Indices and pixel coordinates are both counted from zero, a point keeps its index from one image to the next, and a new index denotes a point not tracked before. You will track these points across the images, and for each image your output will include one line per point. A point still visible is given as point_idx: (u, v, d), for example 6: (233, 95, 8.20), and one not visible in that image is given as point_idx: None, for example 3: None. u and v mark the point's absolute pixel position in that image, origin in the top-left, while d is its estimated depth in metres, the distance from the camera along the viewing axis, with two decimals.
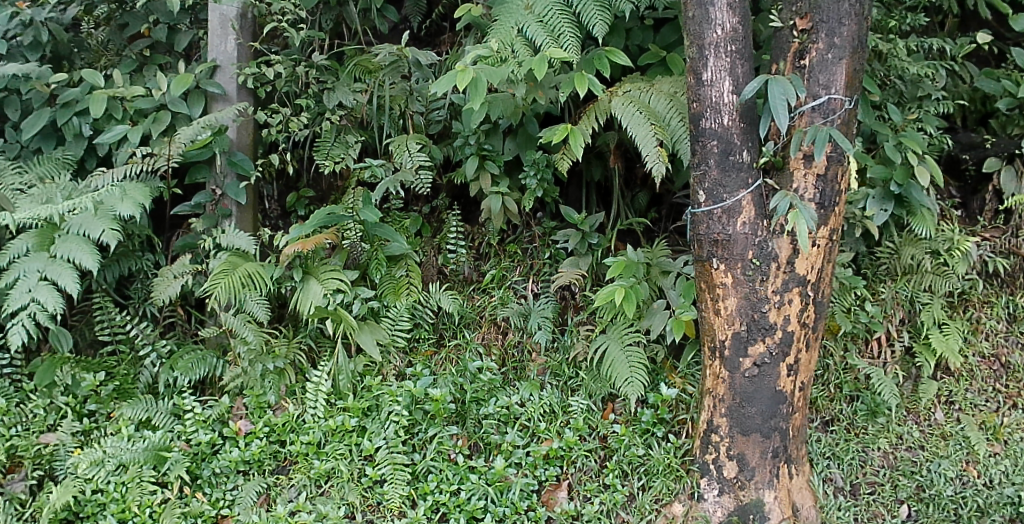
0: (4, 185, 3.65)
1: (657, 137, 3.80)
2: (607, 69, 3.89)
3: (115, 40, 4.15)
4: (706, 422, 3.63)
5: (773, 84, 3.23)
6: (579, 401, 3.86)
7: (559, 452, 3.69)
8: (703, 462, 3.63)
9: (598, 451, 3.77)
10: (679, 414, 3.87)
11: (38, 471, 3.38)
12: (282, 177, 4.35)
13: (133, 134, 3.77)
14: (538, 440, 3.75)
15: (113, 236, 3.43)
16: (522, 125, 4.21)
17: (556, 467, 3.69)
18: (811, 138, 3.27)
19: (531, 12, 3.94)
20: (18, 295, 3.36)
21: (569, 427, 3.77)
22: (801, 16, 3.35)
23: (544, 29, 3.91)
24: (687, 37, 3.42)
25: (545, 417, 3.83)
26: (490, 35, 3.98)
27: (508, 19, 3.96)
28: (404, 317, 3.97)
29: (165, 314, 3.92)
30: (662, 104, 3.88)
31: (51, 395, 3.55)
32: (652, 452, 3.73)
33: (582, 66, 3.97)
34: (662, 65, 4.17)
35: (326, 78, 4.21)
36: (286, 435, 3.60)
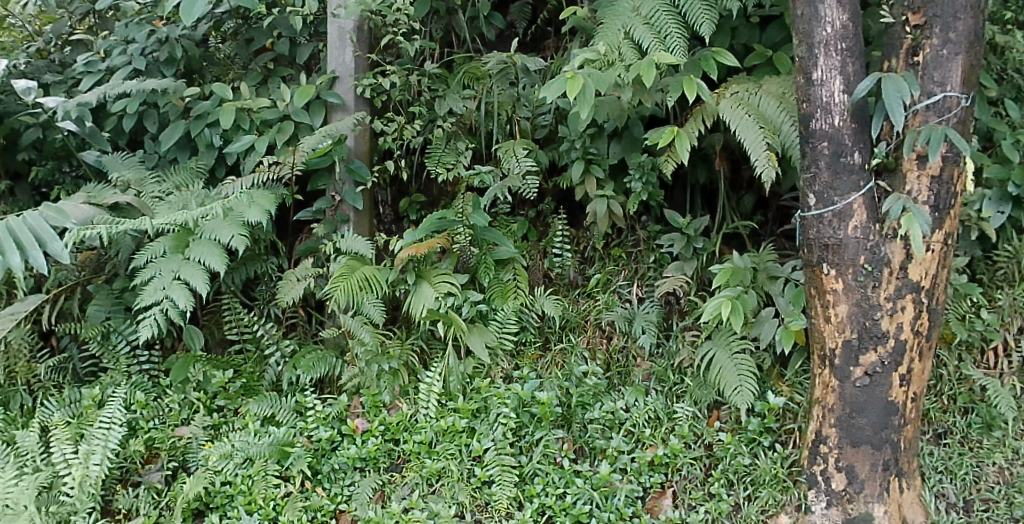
0: (145, 193, 3.85)
1: (766, 140, 3.74)
2: (714, 70, 3.85)
3: (243, 54, 4.36)
4: (815, 433, 3.53)
5: (886, 81, 3.12)
6: (685, 408, 3.83)
7: (665, 459, 3.66)
8: (811, 473, 3.53)
9: (704, 460, 3.72)
10: (787, 423, 3.77)
11: (172, 462, 3.54)
12: (394, 183, 4.47)
13: (259, 143, 3.97)
14: (643, 446, 3.74)
15: (242, 242, 3.60)
16: (628, 128, 4.21)
17: (662, 475, 3.66)
18: (924, 138, 3.14)
19: (639, 14, 3.95)
20: (152, 291, 3.51)
21: (674, 434, 3.75)
22: (913, 11, 3.23)
23: (651, 31, 3.90)
24: (796, 36, 3.34)
25: (651, 423, 3.81)
26: (597, 38, 3.99)
27: (615, 21, 3.98)
28: (511, 320, 4.01)
29: (289, 315, 4.09)
30: (772, 106, 3.80)
31: (184, 390, 3.74)
32: (758, 462, 3.65)
33: (688, 68, 3.96)
34: (769, 65, 4.08)
35: (438, 86, 4.36)
36: (399, 433, 3.70)
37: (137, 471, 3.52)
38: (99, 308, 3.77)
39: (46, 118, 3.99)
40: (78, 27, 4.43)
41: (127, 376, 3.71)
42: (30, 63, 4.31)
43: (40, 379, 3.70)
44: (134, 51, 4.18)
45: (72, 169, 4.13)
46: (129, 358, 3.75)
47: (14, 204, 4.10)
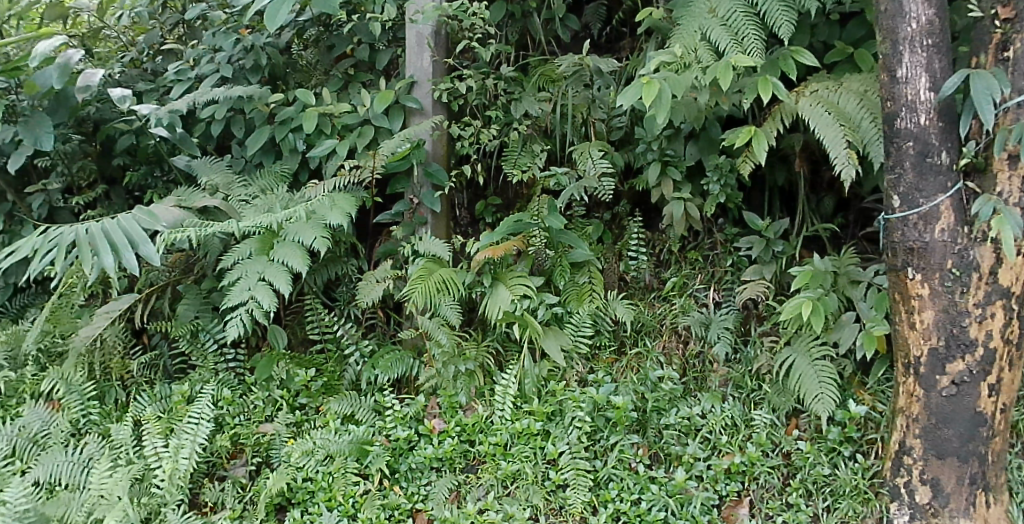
0: (233, 197, 3.98)
1: (847, 138, 3.63)
2: (793, 70, 3.76)
3: (324, 61, 4.45)
4: (898, 444, 3.41)
5: (976, 79, 3.01)
6: (763, 415, 3.76)
7: (742, 467, 3.59)
8: (893, 485, 3.42)
9: (782, 469, 3.63)
10: (869, 433, 3.65)
11: (256, 458, 3.63)
12: (471, 186, 4.51)
13: (340, 148, 4.02)
14: (720, 454, 3.67)
15: (325, 243, 3.67)
16: (705, 129, 4.14)
17: (738, 483, 3.59)
18: (1017, 137, 3.02)
19: (716, 15, 3.90)
20: (238, 291, 3.60)
21: (752, 442, 3.68)
22: (1004, 5, 3.09)
23: (727, 33, 3.85)
24: (879, 33, 3.23)
25: (728, 431, 3.74)
26: (673, 39, 3.95)
27: (692, 23, 3.94)
28: (587, 323, 4.01)
29: (368, 316, 4.17)
30: (852, 104, 3.69)
31: (268, 388, 3.83)
32: (839, 472, 3.55)
33: (765, 68, 3.85)
34: (850, 62, 3.97)
35: (514, 89, 4.36)
36: (475, 435, 3.72)
37: (223, 466, 3.63)
38: (188, 308, 3.88)
39: (139, 125, 4.09)
40: (168, 37, 4.55)
41: (214, 374, 3.82)
42: (124, 73, 4.45)
43: (134, 375, 3.83)
44: (221, 59, 4.27)
45: (163, 175, 4.26)
46: (216, 356, 3.85)
47: (110, 208, 4.24)
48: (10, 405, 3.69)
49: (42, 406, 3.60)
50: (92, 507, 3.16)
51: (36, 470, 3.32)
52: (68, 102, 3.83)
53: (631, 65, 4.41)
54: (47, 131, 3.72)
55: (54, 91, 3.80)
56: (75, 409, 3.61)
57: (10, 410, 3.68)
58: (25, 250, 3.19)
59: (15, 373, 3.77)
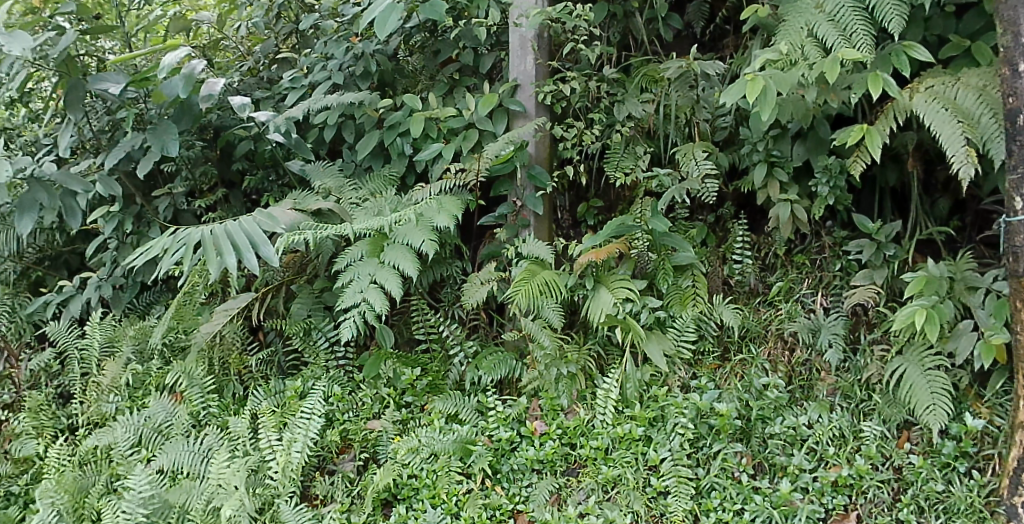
0: (344, 200, 4.09)
1: (965, 135, 3.46)
2: (905, 65, 3.61)
3: (430, 65, 4.51)
4: (1018, 460, 3.28)
5: None
6: (873, 427, 3.62)
7: (849, 480, 3.48)
8: (1011, 505, 3.28)
9: (892, 483, 3.51)
10: (986, 448, 3.48)
11: (364, 453, 3.72)
12: (573, 188, 4.50)
13: (446, 151, 4.09)
14: (827, 466, 3.56)
15: (432, 246, 3.70)
16: (813, 129, 4.01)
17: (846, 496, 3.48)
18: None
19: (823, 11, 3.78)
20: (351, 293, 3.68)
21: (860, 454, 3.55)
22: None
23: (835, 29, 3.73)
24: (1000, 24, 3.12)
25: (835, 442, 3.62)
26: (778, 37, 3.87)
27: (798, 19, 3.84)
28: (690, 328, 3.93)
29: (471, 317, 4.20)
30: (970, 99, 3.52)
31: (377, 385, 3.91)
32: (953, 489, 3.41)
33: (877, 64, 3.73)
34: (967, 56, 3.79)
35: (617, 90, 4.34)
36: (576, 438, 3.72)
37: (333, 460, 3.73)
38: (301, 306, 4.01)
39: (256, 131, 4.26)
40: (283, 46, 4.70)
41: (325, 370, 3.91)
42: (242, 82, 4.63)
43: (250, 370, 4.00)
44: (333, 67, 4.37)
45: (278, 178, 4.42)
46: (328, 353, 3.95)
47: (229, 210, 4.41)
48: (137, 395, 3.87)
49: (166, 398, 3.77)
50: (211, 495, 3.31)
51: (161, 457, 3.50)
52: (192, 110, 4.03)
53: (736, 64, 4.31)
54: (173, 137, 3.90)
55: (180, 100, 3.98)
56: (196, 401, 3.76)
57: (137, 401, 3.86)
58: (156, 249, 3.36)
59: (142, 366, 3.95)
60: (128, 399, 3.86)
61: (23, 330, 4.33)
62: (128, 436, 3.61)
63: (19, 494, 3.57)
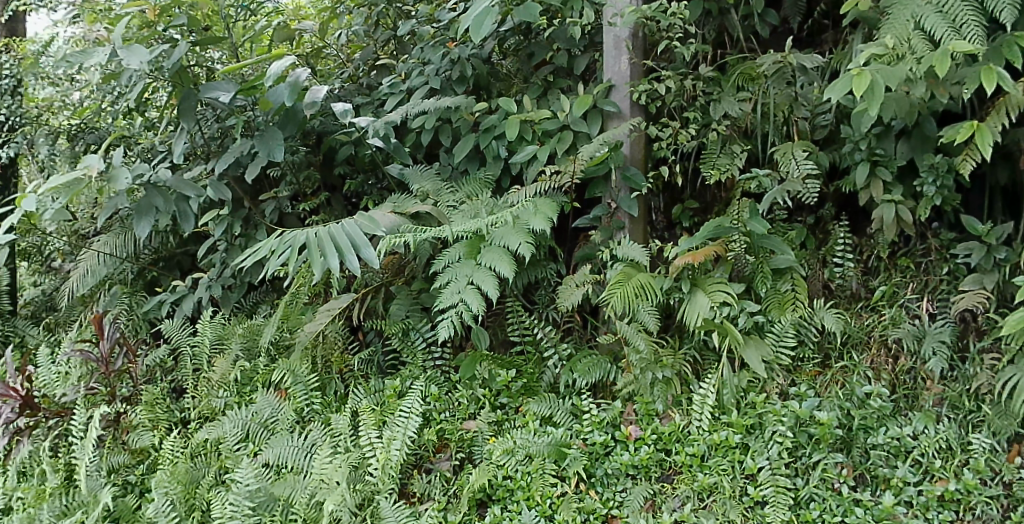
0: (441, 203, 4.12)
1: None
2: (1020, 57, 3.42)
3: (525, 68, 4.55)
4: None
5: None
6: (982, 440, 3.51)
7: (957, 495, 3.36)
8: None
9: (1001, 499, 3.40)
10: None
11: (460, 453, 3.74)
12: (668, 189, 4.43)
13: (541, 153, 4.10)
14: (933, 479, 3.44)
15: (529, 249, 3.70)
16: (918, 125, 3.86)
17: (953, 512, 3.37)
18: None
19: (930, 2, 3.62)
20: (449, 294, 3.71)
21: (968, 469, 3.44)
22: None
23: (945, 20, 3.55)
24: None
25: (942, 454, 3.51)
26: (883, 31, 3.71)
27: (903, 12, 3.69)
28: (789, 333, 3.80)
29: (565, 319, 4.18)
30: None
31: (472, 386, 3.93)
32: None
33: (987, 56, 3.54)
34: None
35: (713, 89, 4.26)
36: (672, 444, 3.65)
37: (429, 459, 3.75)
38: (399, 307, 4.06)
39: (357, 136, 4.34)
40: (382, 53, 4.78)
41: (423, 370, 3.97)
42: (343, 88, 4.72)
43: (352, 369, 4.09)
44: (430, 72, 4.43)
45: (377, 182, 4.52)
46: (425, 353, 4.02)
47: (332, 214, 4.54)
48: (245, 391, 4.02)
49: (272, 394, 3.89)
50: (314, 490, 3.40)
51: (267, 451, 3.61)
52: (296, 117, 4.13)
53: (835, 59, 4.18)
54: (279, 143, 4.04)
55: (285, 108, 4.11)
56: (300, 398, 3.87)
57: (245, 397, 4.00)
58: (263, 251, 3.46)
59: (250, 363, 4.10)
60: (236, 395, 4.01)
61: (139, 327, 4.55)
62: (236, 431, 3.73)
63: (136, 483, 3.70)
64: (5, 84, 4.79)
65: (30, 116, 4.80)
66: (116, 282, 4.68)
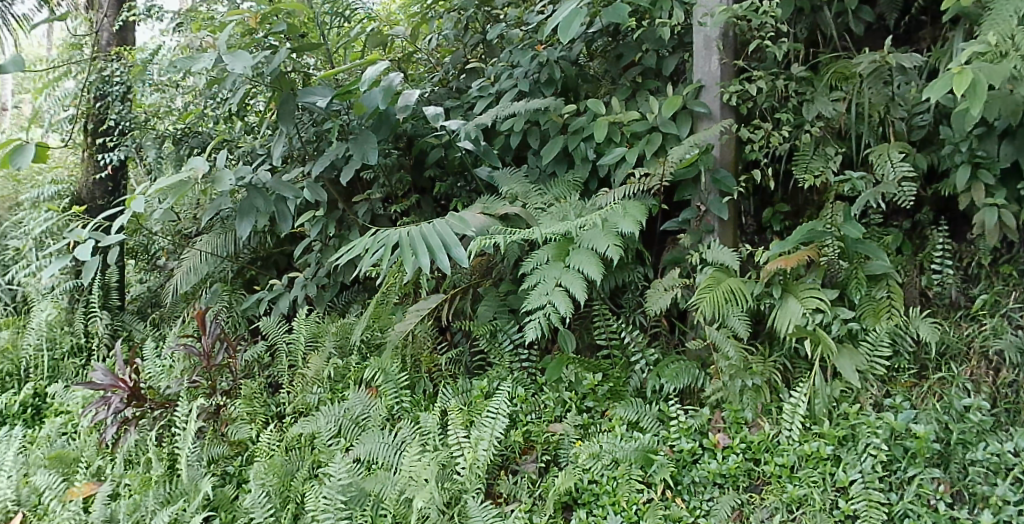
0: (530, 205, 4.12)
1: None
2: None
3: (612, 70, 4.52)
4: None
5: None
6: None
7: None
8: None
9: None
10: None
11: (546, 455, 3.73)
12: (759, 192, 4.34)
13: (629, 155, 4.06)
14: None
15: (617, 252, 3.66)
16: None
17: None
18: None
19: None
20: (536, 296, 3.70)
21: None
22: None
23: None
24: None
25: None
26: (984, 28, 3.56)
27: (1006, 7, 3.53)
28: (884, 342, 3.69)
29: (652, 324, 4.13)
30: None
31: (558, 389, 3.92)
32: None
33: None
34: None
35: (805, 89, 4.14)
36: (761, 454, 3.57)
37: (516, 460, 3.75)
38: (487, 308, 4.09)
39: (447, 139, 4.41)
40: (471, 56, 4.81)
41: (510, 372, 3.98)
42: (433, 92, 4.77)
43: (440, 368, 4.13)
44: (519, 75, 4.43)
45: (466, 184, 4.57)
46: (512, 355, 4.02)
47: (421, 215, 4.59)
48: (338, 388, 4.11)
49: (363, 392, 3.96)
50: (403, 487, 3.46)
51: (358, 447, 3.69)
52: (389, 121, 4.22)
53: (934, 57, 4.03)
54: (372, 146, 4.13)
55: (379, 111, 4.19)
56: (391, 396, 3.93)
57: (338, 393, 4.10)
58: (358, 249, 3.56)
59: (343, 360, 4.19)
60: (330, 391, 4.11)
61: (238, 323, 4.72)
62: (329, 425, 3.82)
63: (234, 474, 3.85)
64: (116, 90, 4.99)
65: (139, 122, 5.01)
66: (217, 280, 4.85)
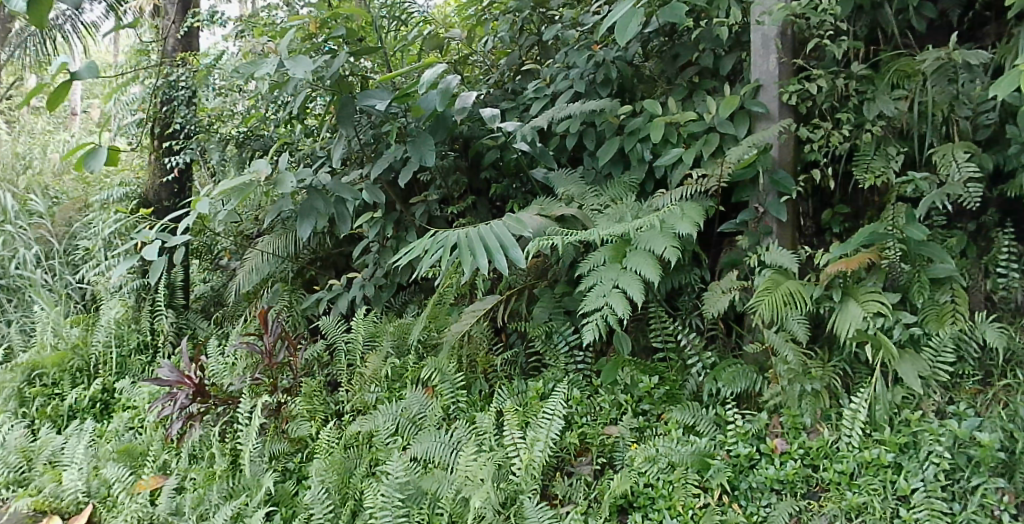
0: (586, 206, 4.12)
1: None
2: None
3: (669, 70, 4.48)
4: None
5: None
6: None
7: None
8: None
9: None
10: None
11: (602, 458, 3.72)
12: (818, 193, 4.26)
13: (686, 156, 4.02)
14: None
15: (675, 253, 3.65)
16: None
17: None
18: None
19: None
20: (593, 297, 3.68)
21: None
22: None
23: None
24: None
25: None
26: None
27: None
28: (948, 348, 3.59)
29: (709, 327, 4.09)
30: None
31: (614, 391, 3.90)
32: None
33: None
34: None
35: (866, 88, 4.05)
36: (820, 460, 3.51)
37: (570, 462, 3.75)
38: (543, 310, 4.10)
39: (504, 140, 4.43)
40: (527, 58, 4.81)
41: (565, 374, 3.97)
42: (489, 94, 4.78)
43: (496, 369, 4.15)
44: (575, 76, 4.41)
45: (522, 185, 4.59)
46: (568, 357, 4.01)
47: (477, 217, 4.61)
48: (395, 387, 4.15)
49: (420, 391, 4.00)
50: (460, 486, 3.48)
51: (415, 446, 3.71)
52: (446, 123, 4.25)
53: (1000, 53, 3.91)
54: (430, 148, 4.16)
55: (436, 114, 4.22)
56: (447, 396, 3.94)
57: (395, 392, 4.13)
58: (418, 250, 3.59)
59: (400, 360, 4.22)
60: (387, 390, 4.14)
61: (298, 322, 4.79)
62: (388, 424, 3.87)
63: (295, 470, 3.90)
64: (182, 95, 5.10)
65: (204, 126, 5.12)
66: (277, 280, 4.94)
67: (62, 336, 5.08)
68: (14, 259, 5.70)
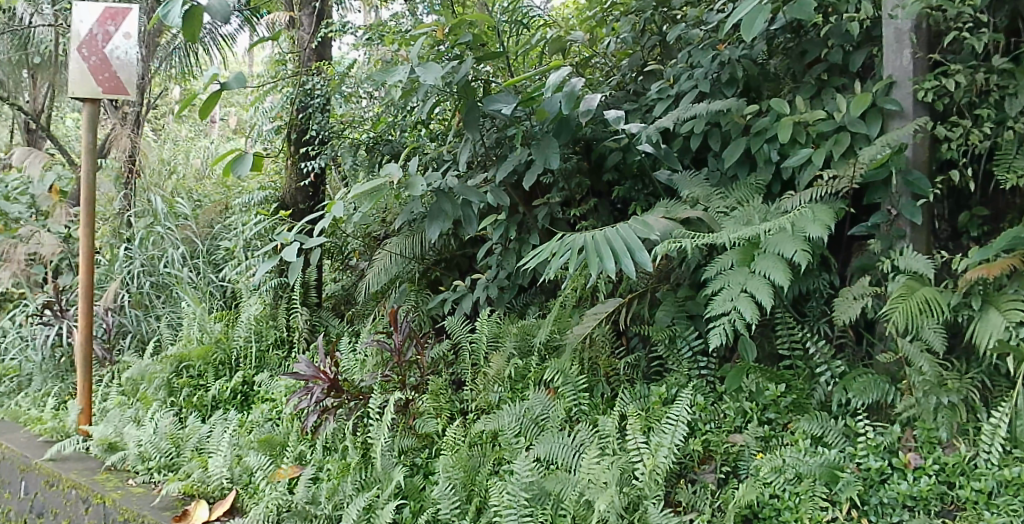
0: (712, 208, 4.06)
1: None
2: None
3: (796, 67, 4.35)
4: None
5: None
6: None
7: None
8: None
9: None
10: None
11: (725, 466, 3.64)
12: (954, 194, 4.06)
13: (816, 157, 3.90)
14: None
15: (806, 257, 3.51)
16: None
17: None
18: None
19: None
20: (721, 302, 3.64)
21: None
22: None
23: None
24: None
25: None
26: None
27: None
28: None
29: (838, 334, 4.00)
30: None
31: (738, 398, 3.85)
32: None
33: None
34: None
35: (1008, 82, 3.79)
36: (956, 477, 3.34)
37: (694, 469, 3.69)
38: (665, 313, 4.08)
39: (627, 142, 4.42)
40: (648, 58, 4.78)
41: (688, 379, 3.95)
42: (611, 95, 4.76)
43: (618, 373, 4.16)
44: (699, 76, 4.34)
45: (644, 188, 4.57)
46: (690, 362, 3.99)
47: (599, 218, 4.61)
48: (518, 387, 4.21)
49: (543, 393, 4.05)
50: (583, 488, 3.48)
51: (539, 446, 3.75)
52: (570, 126, 4.27)
53: None
54: (554, 151, 4.17)
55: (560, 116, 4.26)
56: (569, 397, 3.97)
57: (518, 393, 4.19)
58: (546, 252, 3.60)
59: (523, 361, 4.30)
60: (510, 390, 4.21)
61: (424, 321, 4.95)
62: (513, 424, 3.91)
63: (422, 465, 4.02)
64: (318, 102, 5.30)
65: (335, 131, 5.31)
66: (404, 280, 5.09)
67: (206, 331, 5.40)
68: (163, 259, 6.10)
